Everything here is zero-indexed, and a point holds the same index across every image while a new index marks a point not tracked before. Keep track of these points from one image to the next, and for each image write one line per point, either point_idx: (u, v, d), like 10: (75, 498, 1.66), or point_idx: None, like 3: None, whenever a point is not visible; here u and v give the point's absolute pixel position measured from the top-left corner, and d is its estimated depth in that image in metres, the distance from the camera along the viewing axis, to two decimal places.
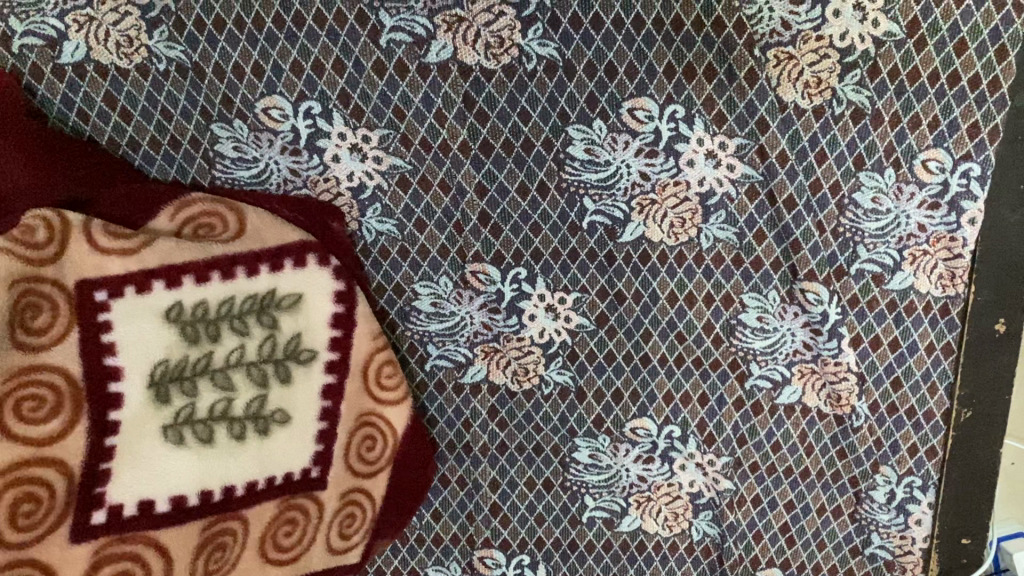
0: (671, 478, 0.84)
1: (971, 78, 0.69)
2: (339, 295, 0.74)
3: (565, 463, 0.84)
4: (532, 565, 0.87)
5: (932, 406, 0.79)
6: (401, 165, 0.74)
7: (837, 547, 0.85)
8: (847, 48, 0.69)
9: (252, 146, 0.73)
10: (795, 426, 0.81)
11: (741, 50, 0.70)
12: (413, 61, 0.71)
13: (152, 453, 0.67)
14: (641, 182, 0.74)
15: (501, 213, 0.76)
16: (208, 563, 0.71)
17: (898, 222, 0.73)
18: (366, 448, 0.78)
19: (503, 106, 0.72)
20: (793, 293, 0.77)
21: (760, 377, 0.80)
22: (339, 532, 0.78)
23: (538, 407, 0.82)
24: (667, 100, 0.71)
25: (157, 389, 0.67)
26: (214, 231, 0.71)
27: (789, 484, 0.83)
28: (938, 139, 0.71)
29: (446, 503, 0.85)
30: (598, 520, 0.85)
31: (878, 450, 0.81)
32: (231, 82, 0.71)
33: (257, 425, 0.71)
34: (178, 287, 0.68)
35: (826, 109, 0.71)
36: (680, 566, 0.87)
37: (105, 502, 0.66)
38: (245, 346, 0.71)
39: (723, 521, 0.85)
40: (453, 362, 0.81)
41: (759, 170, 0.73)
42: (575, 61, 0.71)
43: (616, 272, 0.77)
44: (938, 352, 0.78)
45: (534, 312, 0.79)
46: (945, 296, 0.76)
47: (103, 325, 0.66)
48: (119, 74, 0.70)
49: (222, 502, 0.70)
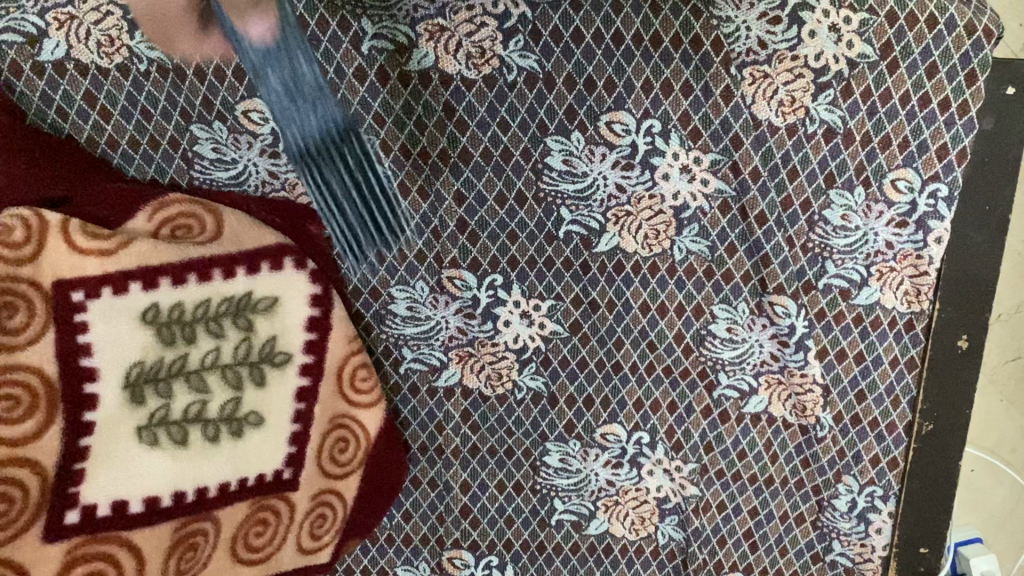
0: (639, 483, 0.85)
1: (941, 101, 0.70)
2: (316, 298, 0.75)
3: (535, 467, 0.85)
4: (501, 565, 0.88)
5: (894, 418, 0.81)
6: (381, 171, 0.75)
7: (798, 552, 0.86)
8: (822, 68, 0.70)
9: (231, 148, 0.72)
10: (761, 434, 0.82)
11: (717, 67, 0.71)
12: (394, 69, 0.71)
13: (126, 454, 0.68)
14: (617, 195, 0.75)
15: (479, 221, 0.77)
16: (180, 563, 0.72)
17: (866, 240, 0.75)
18: (338, 450, 0.79)
19: (483, 115, 0.73)
20: (762, 305, 0.78)
21: (727, 386, 0.81)
22: (310, 533, 0.79)
23: (510, 411, 0.83)
24: (645, 115, 0.72)
25: (132, 391, 0.68)
26: (191, 232, 0.72)
27: (754, 491, 0.84)
28: (908, 160, 0.72)
29: (416, 504, 0.86)
30: (566, 522, 0.87)
31: (841, 460, 0.82)
32: (212, 84, 0.70)
33: (231, 427, 0.72)
34: (154, 288, 0.68)
35: (799, 128, 0.72)
36: (646, 569, 0.88)
37: (79, 502, 0.66)
38: (220, 349, 0.71)
39: (689, 526, 0.86)
40: (428, 365, 0.82)
41: (732, 186, 0.75)
42: (555, 73, 0.71)
43: (590, 281, 0.79)
44: (902, 366, 0.79)
45: (509, 318, 0.80)
46: (910, 312, 0.77)
47: (80, 326, 0.66)
48: (100, 73, 0.69)
49: (194, 504, 0.71)
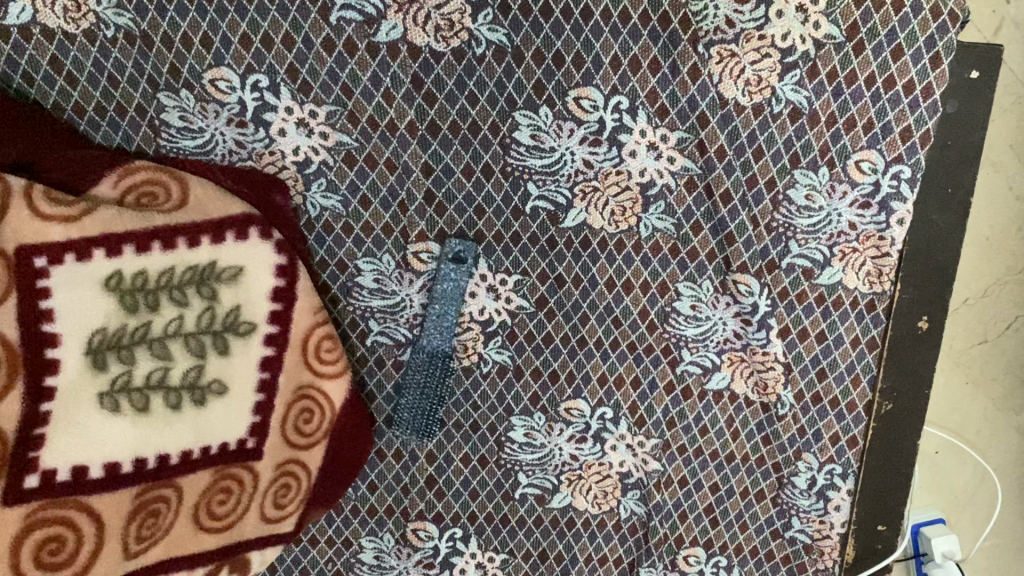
0: (602, 458, 0.86)
1: (906, 84, 0.71)
2: (281, 269, 0.75)
3: (500, 442, 0.86)
4: (464, 538, 0.89)
5: (854, 397, 0.81)
6: (348, 142, 0.75)
7: (758, 528, 0.87)
8: (788, 48, 0.71)
9: (198, 117, 0.73)
10: (723, 411, 0.83)
11: (685, 45, 0.72)
12: (363, 40, 0.71)
13: (87, 421, 0.67)
14: (584, 170, 0.76)
15: (446, 193, 0.77)
16: (141, 529, 0.72)
17: (830, 220, 0.75)
18: (303, 420, 0.79)
19: (451, 89, 0.73)
20: (726, 283, 0.79)
21: (690, 363, 0.82)
22: (274, 502, 0.79)
23: (476, 384, 0.84)
24: (613, 91, 0.73)
25: (95, 357, 0.67)
26: (156, 201, 0.71)
27: (715, 467, 0.85)
28: (872, 141, 0.73)
29: (382, 475, 0.87)
30: (530, 496, 0.87)
31: (801, 438, 0.83)
32: (179, 52, 0.71)
33: (193, 395, 0.72)
34: (118, 255, 0.68)
35: (765, 108, 0.73)
36: (608, 542, 0.89)
37: (39, 467, 0.66)
38: (183, 317, 0.71)
39: (651, 500, 0.87)
40: (393, 340, 0.83)
41: (698, 164, 0.75)
42: (524, 48, 0.72)
43: (557, 257, 0.79)
44: (863, 347, 0.79)
45: (475, 290, 0.81)
46: (872, 292, 0.77)
47: (42, 291, 0.65)
48: (66, 38, 0.69)
49: (156, 470, 0.71)
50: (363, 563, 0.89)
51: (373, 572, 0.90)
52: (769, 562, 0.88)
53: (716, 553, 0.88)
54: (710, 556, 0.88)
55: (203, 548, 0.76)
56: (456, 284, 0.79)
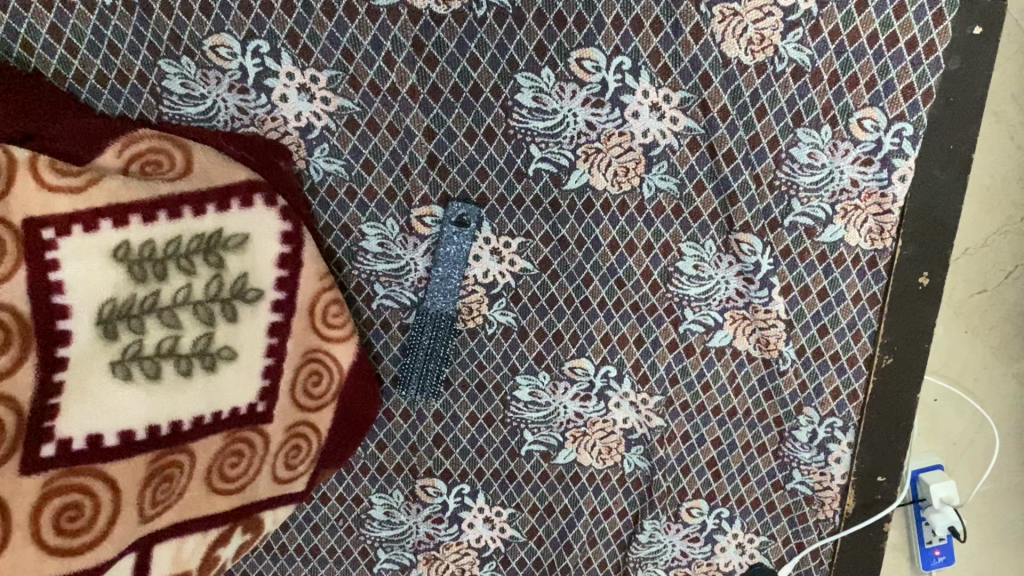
0: (606, 415, 0.87)
1: (909, 41, 0.70)
2: (287, 235, 0.75)
3: (506, 401, 0.87)
4: (472, 493, 0.90)
5: (855, 351, 0.81)
6: (350, 107, 0.75)
7: (760, 480, 0.88)
8: (791, 7, 0.71)
9: (200, 83, 0.73)
10: (725, 367, 0.84)
11: (688, 5, 0.71)
12: (363, 5, 0.71)
13: (101, 389, 0.68)
14: (587, 131, 0.76)
15: (449, 156, 0.78)
16: (156, 493, 0.72)
17: (832, 177, 0.75)
18: (311, 383, 0.81)
19: (453, 51, 0.73)
20: (728, 242, 0.79)
21: (693, 322, 0.83)
22: (285, 463, 0.81)
23: (481, 346, 0.85)
24: (615, 52, 0.73)
25: (105, 327, 0.67)
26: (161, 168, 0.72)
27: (717, 422, 0.86)
28: (874, 98, 0.73)
29: (390, 435, 0.88)
30: (536, 453, 0.89)
31: (802, 392, 0.84)
32: (179, 19, 0.71)
33: (204, 361, 0.73)
34: (125, 226, 0.68)
35: (768, 66, 0.73)
36: (612, 496, 0.90)
37: (54, 436, 0.66)
38: (191, 285, 0.71)
39: (654, 455, 0.88)
40: (398, 303, 0.84)
41: (701, 124, 0.75)
42: (525, 9, 0.72)
43: (560, 219, 0.80)
44: (864, 303, 0.80)
45: (479, 253, 0.81)
46: (873, 249, 0.78)
47: (51, 263, 0.65)
48: (64, 6, 0.69)
49: (169, 437, 0.71)
50: (374, 519, 0.91)
51: (384, 528, 0.91)
52: (770, 513, 0.89)
53: (719, 506, 0.89)
54: (713, 508, 0.90)
55: (216, 510, 0.77)
56: (458, 248, 0.80)
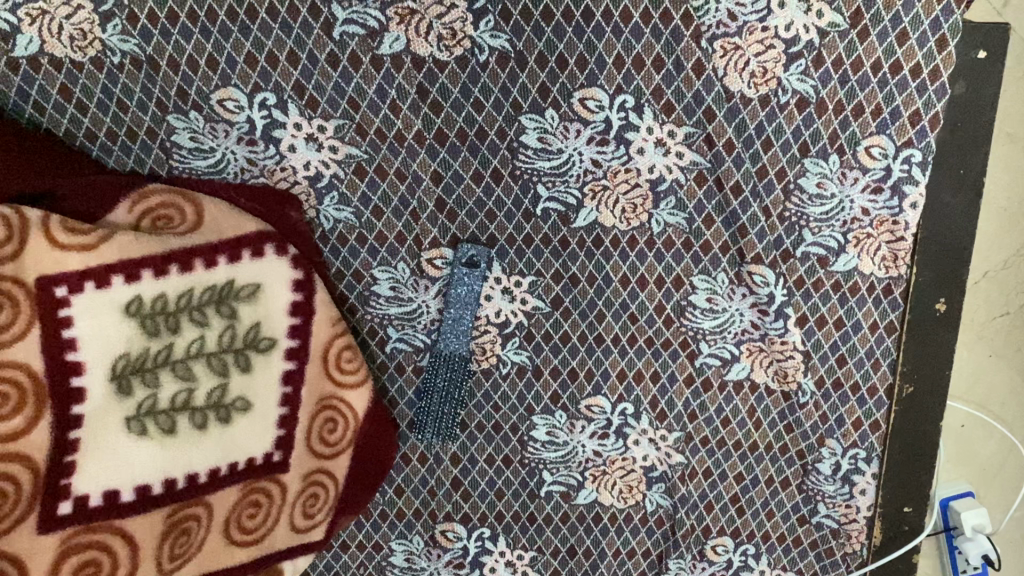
0: (625, 453, 0.86)
1: (913, 68, 0.70)
2: (298, 283, 0.76)
3: (523, 442, 0.86)
4: (492, 537, 0.89)
5: (875, 381, 0.81)
6: (358, 154, 0.76)
7: (785, 514, 0.87)
8: (792, 39, 0.71)
9: (209, 137, 0.74)
10: (743, 401, 0.83)
11: (688, 41, 0.72)
12: (366, 53, 0.72)
13: (117, 446, 0.68)
14: (593, 169, 0.76)
15: (457, 199, 0.78)
16: (173, 547, 0.73)
17: (842, 207, 0.75)
18: (327, 430, 0.81)
19: (457, 96, 0.74)
20: (740, 275, 0.79)
21: (709, 355, 0.82)
22: (303, 512, 0.81)
23: (496, 386, 0.84)
24: (617, 91, 0.73)
25: (119, 382, 0.68)
26: (172, 223, 0.72)
27: (738, 457, 0.85)
28: (881, 126, 0.72)
29: (408, 479, 0.88)
30: (555, 493, 0.88)
31: (823, 424, 0.83)
32: (186, 75, 0.72)
33: (218, 413, 0.73)
34: (137, 281, 0.68)
35: (771, 98, 0.73)
36: (635, 536, 0.89)
37: (71, 493, 0.67)
38: (204, 337, 0.72)
39: (676, 492, 0.87)
40: (412, 346, 0.83)
41: (707, 157, 0.75)
42: (527, 52, 0.72)
43: (570, 257, 0.80)
44: (881, 330, 0.79)
45: (491, 293, 0.81)
46: (888, 277, 0.77)
47: (64, 320, 0.66)
48: (74, 67, 0.70)
49: (185, 490, 0.72)
50: (394, 565, 0.90)
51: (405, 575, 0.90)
52: (796, 549, 0.88)
53: (744, 542, 0.88)
54: (738, 545, 0.88)
55: (236, 562, 0.77)
56: (469, 288, 0.80)
